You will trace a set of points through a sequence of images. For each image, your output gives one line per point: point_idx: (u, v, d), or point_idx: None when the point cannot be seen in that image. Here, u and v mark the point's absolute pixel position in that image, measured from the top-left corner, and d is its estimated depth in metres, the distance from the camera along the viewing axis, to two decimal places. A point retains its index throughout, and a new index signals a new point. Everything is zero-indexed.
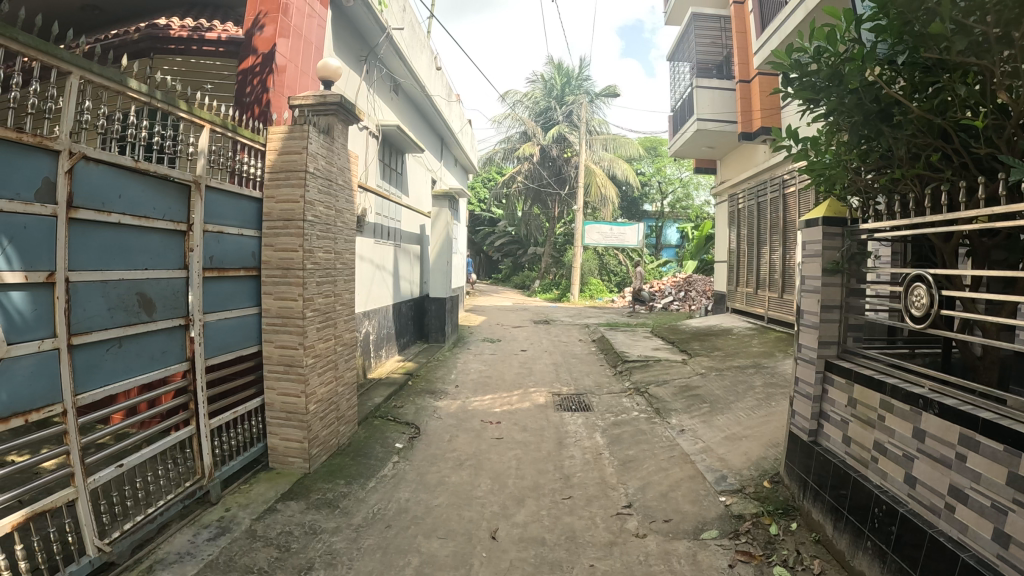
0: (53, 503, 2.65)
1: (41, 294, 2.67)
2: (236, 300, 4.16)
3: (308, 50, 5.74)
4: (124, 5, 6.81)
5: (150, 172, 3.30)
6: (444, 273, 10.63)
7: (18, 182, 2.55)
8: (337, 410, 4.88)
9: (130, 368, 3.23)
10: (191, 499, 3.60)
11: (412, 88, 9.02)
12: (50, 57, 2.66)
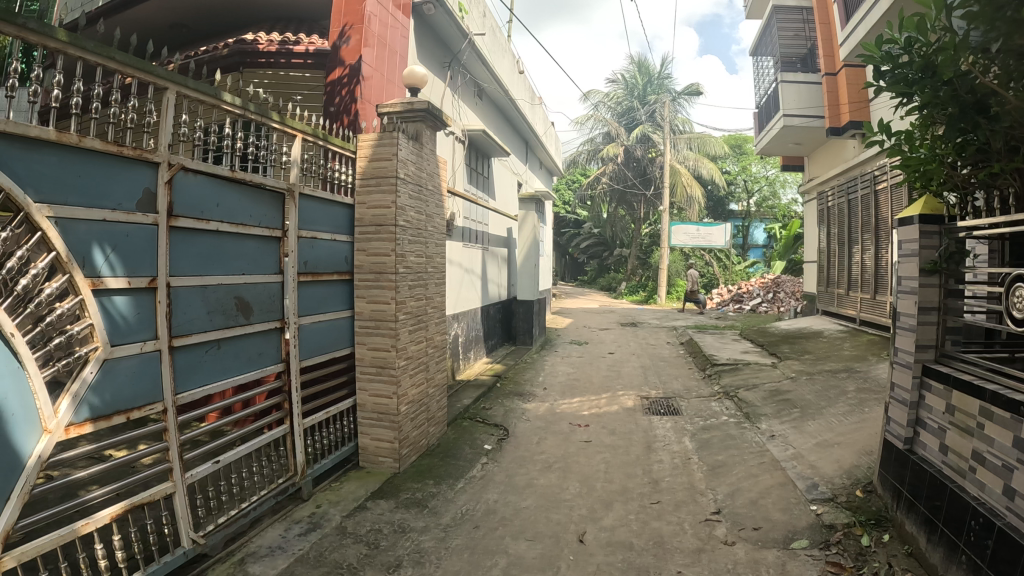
0: (151, 497, 2.79)
1: (143, 298, 2.82)
2: (330, 303, 4.29)
3: (392, 59, 5.85)
4: (216, 22, 7.08)
5: (246, 181, 3.44)
6: (532, 273, 10.79)
7: (120, 193, 2.70)
8: (428, 411, 4.96)
9: (228, 368, 3.37)
10: (284, 495, 3.72)
11: (495, 92, 9.08)
12: (147, 74, 2.81)
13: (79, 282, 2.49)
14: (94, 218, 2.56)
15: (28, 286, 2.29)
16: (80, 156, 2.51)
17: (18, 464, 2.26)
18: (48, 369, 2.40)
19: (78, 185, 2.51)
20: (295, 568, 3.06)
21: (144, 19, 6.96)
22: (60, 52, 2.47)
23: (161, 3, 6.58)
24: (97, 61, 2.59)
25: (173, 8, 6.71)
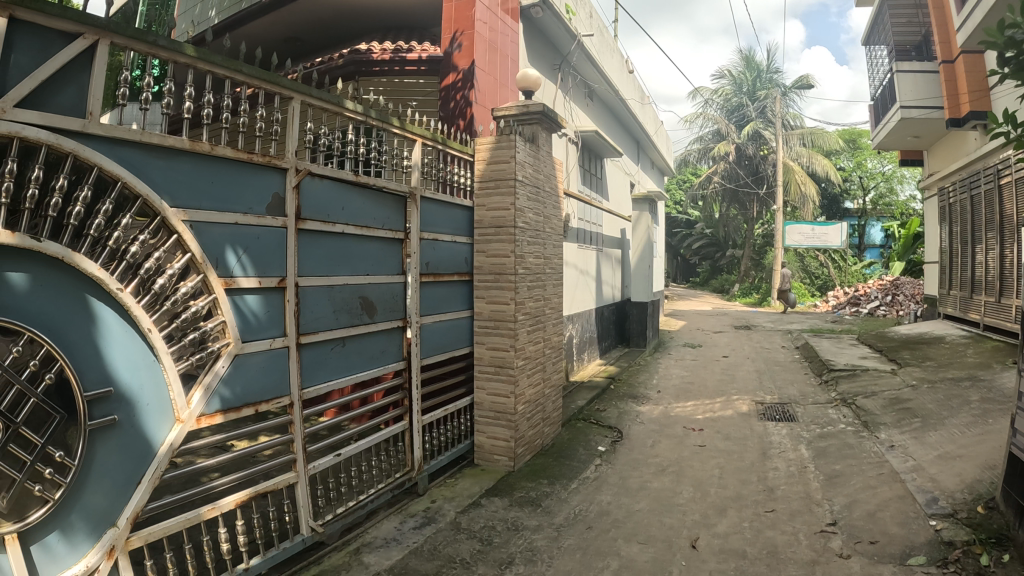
0: (275, 486, 2.94)
1: (273, 297, 2.97)
2: (449, 303, 4.40)
3: (504, 62, 5.92)
4: (332, 33, 7.34)
5: (370, 185, 3.57)
6: (645, 274, 10.64)
7: (251, 197, 2.85)
8: (544, 411, 4.99)
9: (352, 365, 3.50)
10: (401, 489, 3.84)
11: (605, 92, 9.03)
12: (273, 85, 2.96)
13: (213, 282, 2.65)
14: (226, 221, 2.72)
15: (164, 285, 2.49)
16: (213, 163, 2.67)
17: (150, 451, 2.46)
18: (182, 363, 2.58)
19: (210, 190, 2.67)
20: (410, 560, 3.14)
21: (267, 31, 7.30)
22: (190, 66, 2.65)
23: (282, 16, 6.88)
24: (226, 74, 2.75)
25: (293, 20, 7.00)
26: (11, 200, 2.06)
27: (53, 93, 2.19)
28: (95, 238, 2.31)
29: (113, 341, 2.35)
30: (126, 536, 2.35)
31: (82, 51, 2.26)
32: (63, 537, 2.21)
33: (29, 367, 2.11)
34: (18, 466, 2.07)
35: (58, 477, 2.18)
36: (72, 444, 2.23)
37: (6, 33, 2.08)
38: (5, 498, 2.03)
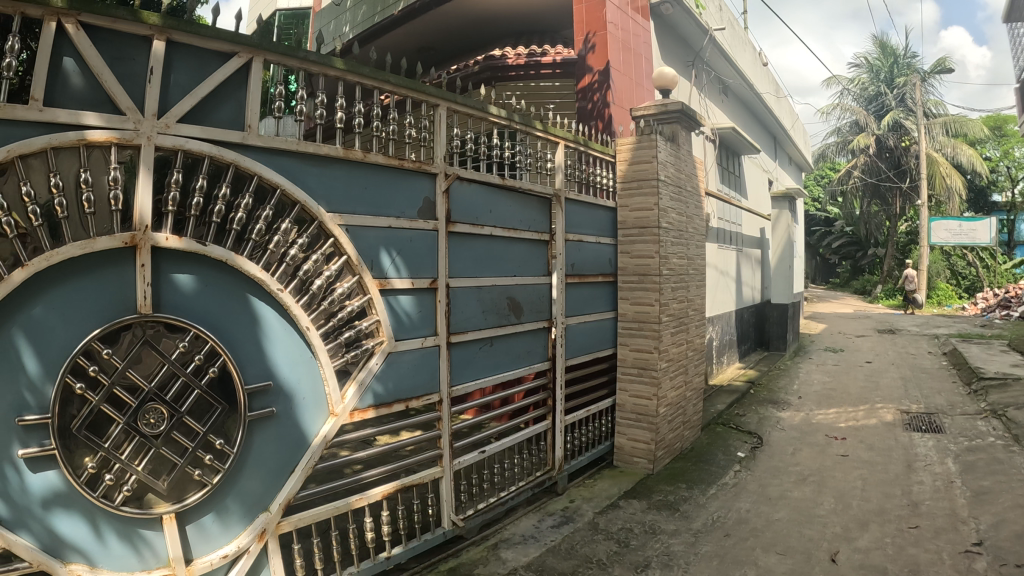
0: (420, 479, 3.05)
1: (425, 297, 3.09)
2: (595, 305, 4.44)
3: (638, 61, 5.86)
4: (464, 40, 7.49)
5: (516, 188, 3.64)
6: (786, 275, 10.27)
7: (403, 202, 2.98)
8: (685, 414, 4.92)
9: (499, 364, 3.58)
10: (541, 487, 3.89)
11: (741, 87, 8.77)
12: (419, 93, 3.07)
13: (368, 283, 2.79)
14: (379, 225, 2.85)
15: (321, 285, 2.65)
16: (368, 169, 2.81)
17: (305, 441, 2.62)
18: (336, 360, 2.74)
19: (366, 196, 2.81)
20: (548, 557, 3.18)
21: (404, 41, 7.53)
22: (340, 78, 2.80)
23: (418, 25, 7.08)
24: (373, 84, 2.88)
25: (428, 29, 7.19)
26: (176, 208, 2.27)
27: (213, 109, 2.38)
28: (256, 242, 2.48)
29: (274, 338, 2.53)
30: (277, 520, 2.51)
31: (238, 69, 2.44)
32: (218, 518, 2.39)
33: (194, 361, 2.30)
34: (180, 451, 2.27)
35: (217, 463, 2.35)
36: (232, 433, 2.41)
37: (168, 55, 2.28)
38: (166, 480, 2.24)
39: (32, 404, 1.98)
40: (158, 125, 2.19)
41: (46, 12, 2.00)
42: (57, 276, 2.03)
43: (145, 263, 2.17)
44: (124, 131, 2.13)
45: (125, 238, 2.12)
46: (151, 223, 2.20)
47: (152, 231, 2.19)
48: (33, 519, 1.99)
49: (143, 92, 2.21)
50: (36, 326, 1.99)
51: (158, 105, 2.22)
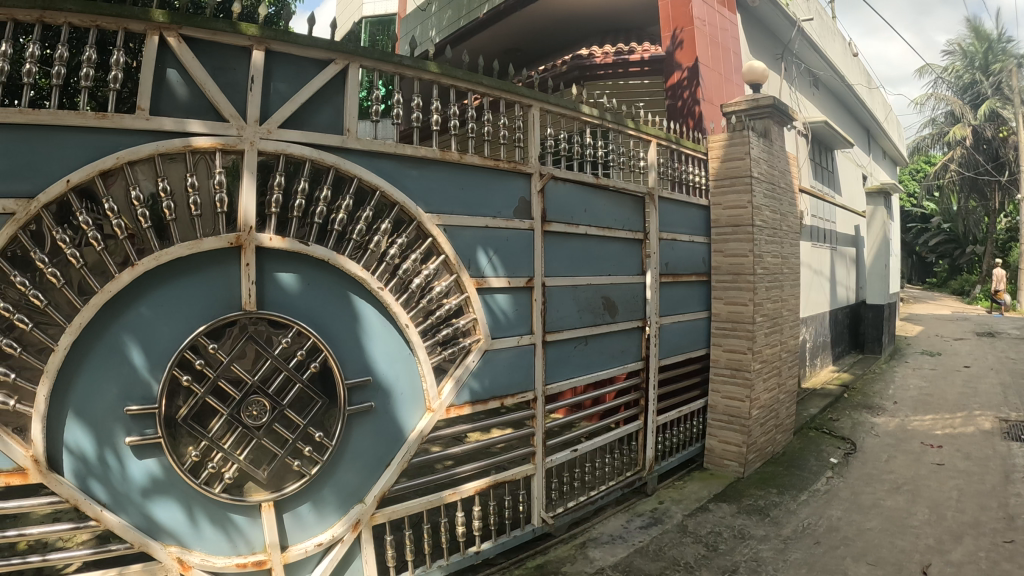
0: (512, 476, 3.10)
1: (521, 296, 3.13)
2: (688, 304, 4.39)
3: (727, 56, 5.76)
4: (550, 40, 7.51)
5: (610, 187, 3.65)
6: (882, 274, 9.88)
7: (499, 202, 3.04)
8: (778, 417, 4.81)
9: (593, 364, 3.59)
10: (631, 487, 3.89)
11: (832, 80, 8.51)
12: (513, 94, 3.14)
13: (466, 282, 2.85)
14: (476, 225, 2.92)
15: (421, 283, 2.74)
16: (463, 171, 2.89)
17: (401, 436, 2.71)
18: (434, 356, 2.82)
19: (462, 196, 2.89)
20: (636, 558, 3.16)
21: (492, 43, 7.62)
22: (435, 82, 2.87)
23: (504, 27, 7.15)
24: (467, 87, 2.96)
25: (514, 31, 7.25)
26: (279, 210, 2.39)
27: (312, 115, 2.49)
28: (356, 242, 2.58)
29: (374, 335, 2.63)
30: (372, 512, 2.59)
31: (335, 75, 2.55)
32: (314, 508, 2.48)
33: (296, 356, 2.40)
34: (281, 442, 2.37)
35: (316, 454, 2.44)
36: (331, 426, 2.50)
37: (267, 64, 2.41)
38: (266, 470, 2.35)
39: (139, 396, 2.16)
40: (260, 130, 2.32)
41: (149, 27, 2.18)
42: (166, 275, 2.19)
43: (250, 262, 2.30)
44: (228, 136, 2.26)
45: (231, 238, 2.26)
46: (256, 224, 2.33)
47: (257, 232, 2.33)
48: (133, 505, 2.15)
49: (245, 99, 2.34)
50: (144, 322, 2.16)
51: (259, 112, 2.35)
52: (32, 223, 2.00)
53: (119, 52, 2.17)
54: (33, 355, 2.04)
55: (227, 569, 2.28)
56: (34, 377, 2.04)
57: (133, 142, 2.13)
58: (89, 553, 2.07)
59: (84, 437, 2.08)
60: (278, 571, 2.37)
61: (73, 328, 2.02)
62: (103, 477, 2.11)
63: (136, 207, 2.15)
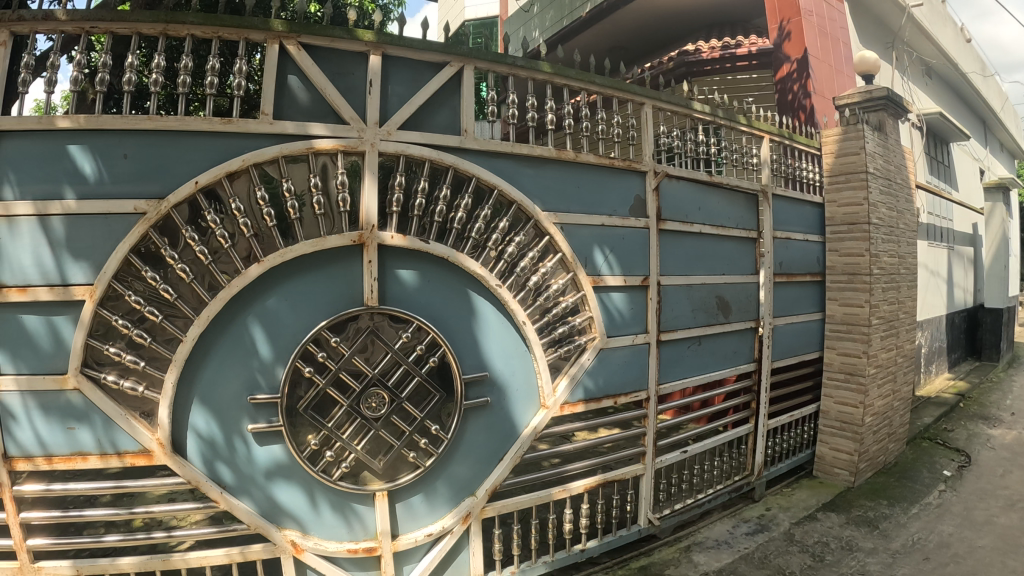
0: (620, 475, 3.11)
1: (637, 295, 3.11)
2: (802, 305, 4.25)
3: (837, 46, 5.54)
4: (656, 36, 7.39)
5: (724, 185, 3.59)
6: (1001, 276, 9.39)
7: (615, 200, 3.04)
8: (891, 425, 4.58)
9: (706, 365, 3.52)
10: (738, 492, 3.81)
11: (946, 69, 8.07)
12: (623, 92, 3.13)
13: (582, 279, 2.85)
14: (592, 223, 2.92)
15: (538, 281, 2.76)
16: (579, 169, 2.90)
17: (515, 432, 2.74)
18: (551, 353, 2.84)
19: (578, 196, 2.91)
20: (740, 565, 3.08)
21: (597, 41, 7.56)
22: (548, 81, 2.90)
23: (608, 25, 7.10)
24: (579, 86, 2.98)
25: (617, 28, 7.18)
26: (400, 209, 2.46)
27: (431, 116, 2.57)
28: (475, 241, 2.64)
29: (491, 331, 2.67)
30: (482, 506, 2.64)
31: (450, 77, 2.61)
32: (426, 499, 2.55)
33: (416, 351, 2.48)
34: (398, 434, 2.45)
35: (431, 447, 2.50)
36: (447, 420, 2.55)
37: (385, 68, 2.50)
38: (382, 460, 2.43)
39: (265, 386, 2.32)
40: (381, 132, 2.40)
41: (270, 36, 2.32)
42: (291, 272, 2.33)
43: (372, 259, 2.39)
44: (350, 138, 2.37)
45: (354, 237, 2.36)
46: (378, 223, 2.41)
47: (379, 230, 2.41)
48: (255, 487, 2.32)
49: (364, 102, 2.44)
50: (270, 315, 2.32)
51: (378, 115, 2.44)
52: (164, 222, 2.22)
53: (241, 61, 2.30)
54: (161, 346, 2.25)
55: (338, 553, 2.39)
56: (163, 366, 2.27)
57: (257, 145, 2.29)
58: (212, 532, 2.25)
59: (211, 422, 2.28)
60: (387, 558, 2.46)
61: (200, 320, 2.20)
62: (229, 460, 2.29)
63: (260, 207, 2.30)
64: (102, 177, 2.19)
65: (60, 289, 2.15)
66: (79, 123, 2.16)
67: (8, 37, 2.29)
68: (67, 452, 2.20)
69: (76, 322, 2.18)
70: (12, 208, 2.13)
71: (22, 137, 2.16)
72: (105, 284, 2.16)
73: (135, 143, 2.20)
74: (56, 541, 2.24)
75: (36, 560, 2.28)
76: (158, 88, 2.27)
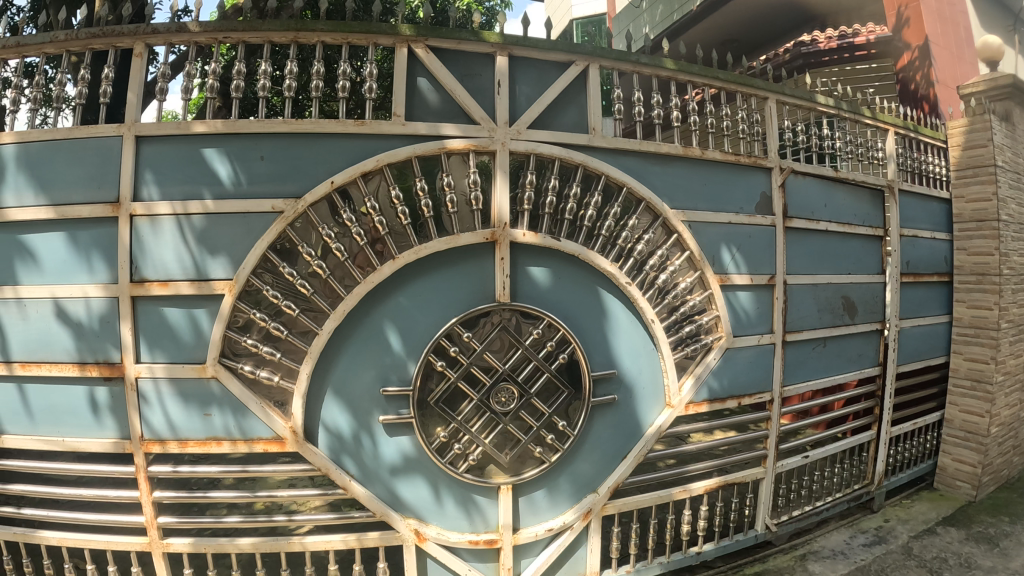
0: (742, 478, 3.05)
1: (763, 294, 3.03)
2: (930, 307, 4.03)
3: (958, 32, 5.23)
4: (771, 27, 7.08)
5: (849, 181, 3.44)
6: None
7: (742, 197, 2.98)
8: (1016, 438, 4.26)
9: (830, 367, 3.39)
10: (857, 502, 3.65)
11: None
12: (747, 87, 3.08)
13: (710, 277, 2.80)
14: (721, 221, 2.88)
15: (666, 280, 2.74)
16: (705, 165, 2.87)
17: (640, 430, 2.72)
18: (677, 352, 2.81)
19: (705, 193, 2.88)
20: None
21: (710, 33, 7.31)
22: (671, 78, 2.87)
23: (718, 18, 6.95)
24: (703, 82, 2.94)
25: (729, 20, 6.93)
26: (531, 206, 2.50)
27: (559, 115, 2.60)
28: (605, 237, 2.64)
29: (619, 329, 2.67)
30: (603, 503, 2.64)
31: (576, 76, 2.63)
32: (548, 494, 2.58)
33: (546, 347, 2.51)
34: (525, 429, 2.49)
35: (557, 443, 2.53)
36: (574, 416, 2.57)
37: (512, 69, 2.56)
38: (508, 454, 2.47)
39: (396, 378, 2.41)
40: (511, 131, 2.45)
41: (398, 40, 2.42)
42: (423, 268, 2.42)
43: (504, 257, 2.44)
44: (481, 138, 2.42)
45: (487, 233, 2.42)
46: (510, 220, 2.46)
47: (511, 228, 2.46)
48: (379, 480, 2.42)
49: (492, 102, 2.50)
50: (401, 311, 2.41)
51: (507, 115, 2.49)
52: (300, 220, 2.34)
53: (371, 64, 2.37)
54: (297, 338, 2.36)
55: (459, 544, 2.46)
56: (298, 357, 2.38)
57: (389, 146, 2.39)
58: (334, 518, 2.35)
59: (339, 415, 2.39)
60: (507, 551, 2.50)
61: (336, 314, 2.31)
62: (353, 453, 2.40)
63: (395, 205, 2.38)
64: (238, 178, 2.33)
65: (200, 283, 2.30)
66: (216, 128, 2.31)
67: (143, 49, 2.51)
68: (202, 437, 2.35)
69: (213, 315, 2.32)
70: (154, 209, 2.30)
71: (164, 142, 2.33)
72: (243, 278, 2.29)
73: (270, 146, 2.33)
74: (182, 520, 2.39)
75: (164, 536, 2.45)
76: (292, 93, 2.34)
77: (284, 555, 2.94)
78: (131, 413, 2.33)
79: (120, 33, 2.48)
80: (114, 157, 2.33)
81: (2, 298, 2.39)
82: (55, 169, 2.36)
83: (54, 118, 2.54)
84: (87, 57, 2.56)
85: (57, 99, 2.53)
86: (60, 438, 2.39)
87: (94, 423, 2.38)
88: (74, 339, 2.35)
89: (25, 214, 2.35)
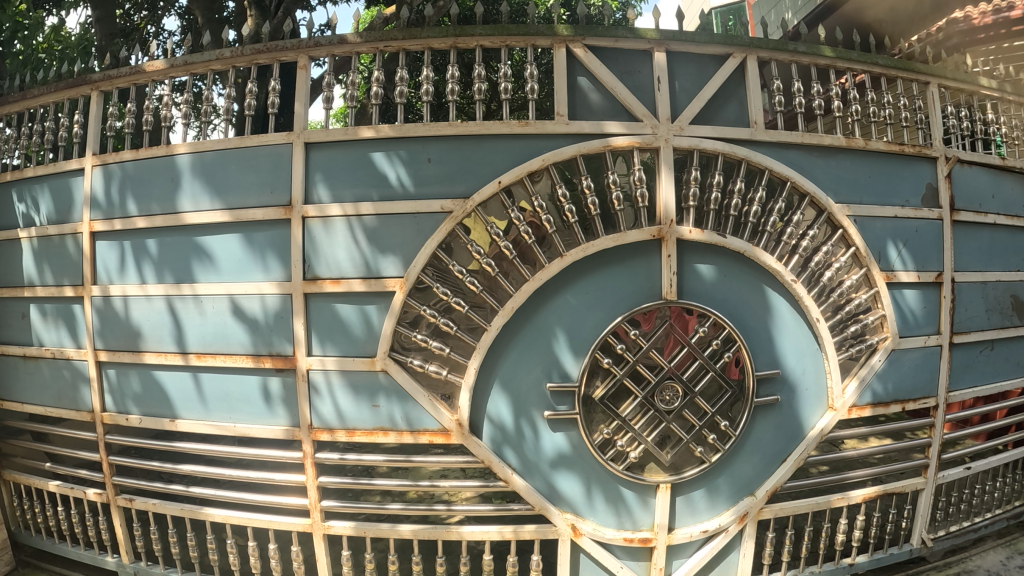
0: (900, 488, 2.90)
1: (930, 292, 2.87)
2: None
3: None
4: (920, 10, 6.04)
5: (1018, 169, 3.18)
6: None
7: (907, 189, 2.83)
8: None
9: (999, 371, 3.15)
10: (1019, 520, 3.34)
11: None
12: (908, 73, 2.91)
13: (876, 275, 2.68)
14: (887, 215, 2.75)
15: (831, 277, 2.63)
16: (869, 157, 2.75)
17: (802, 432, 2.64)
18: (840, 352, 2.69)
19: (871, 186, 2.76)
20: None
21: (855, 22, 6.57)
22: (829, 66, 2.76)
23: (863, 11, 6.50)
24: (862, 69, 2.82)
25: (878, 11, 6.19)
26: (696, 203, 2.47)
27: (718, 110, 2.57)
28: (770, 234, 2.57)
29: (785, 328, 2.59)
30: (760, 506, 2.59)
31: (734, 69, 2.59)
32: (707, 494, 2.56)
33: (711, 345, 2.48)
34: (687, 428, 2.48)
35: (719, 443, 2.50)
36: (737, 416, 2.53)
37: (670, 65, 2.56)
38: (669, 453, 2.48)
39: (559, 375, 2.47)
40: (673, 128, 2.46)
41: (555, 41, 2.48)
42: (588, 266, 2.46)
43: (671, 254, 2.44)
44: (644, 136, 2.44)
45: (653, 231, 2.42)
46: (676, 217, 2.44)
47: (677, 224, 2.44)
48: (539, 472, 2.49)
49: (653, 98, 2.51)
50: (568, 310, 2.47)
51: (669, 111, 2.49)
52: (468, 219, 2.42)
53: (532, 64, 2.42)
54: (465, 333, 2.46)
55: (614, 540, 2.49)
56: (465, 352, 2.47)
57: (555, 145, 2.45)
58: (491, 509, 2.41)
59: (503, 408, 2.48)
60: (660, 550, 2.51)
61: (505, 310, 2.39)
62: (514, 446, 2.49)
63: (562, 203, 2.42)
64: (407, 181, 2.44)
65: (372, 280, 2.43)
66: (382, 133, 2.43)
67: (306, 61, 2.63)
68: (370, 427, 2.48)
69: (384, 311, 2.45)
70: (326, 210, 2.45)
71: (333, 147, 2.47)
72: (414, 276, 2.40)
73: (436, 148, 2.44)
74: (343, 504, 2.51)
75: (325, 519, 2.58)
76: (455, 96, 2.40)
77: (426, 545, 3.03)
78: (302, 402, 2.49)
79: (284, 47, 2.62)
80: (285, 163, 2.49)
81: (180, 295, 2.62)
82: (229, 175, 2.56)
83: (222, 130, 2.72)
84: (252, 72, 2.72)
85: (227, 111, 2.71)
86: (231, 425, 2.58)
87: (266, 412, 2.55)
88: (248, 333, 2.54)
89: (202, 217, 2.56)
